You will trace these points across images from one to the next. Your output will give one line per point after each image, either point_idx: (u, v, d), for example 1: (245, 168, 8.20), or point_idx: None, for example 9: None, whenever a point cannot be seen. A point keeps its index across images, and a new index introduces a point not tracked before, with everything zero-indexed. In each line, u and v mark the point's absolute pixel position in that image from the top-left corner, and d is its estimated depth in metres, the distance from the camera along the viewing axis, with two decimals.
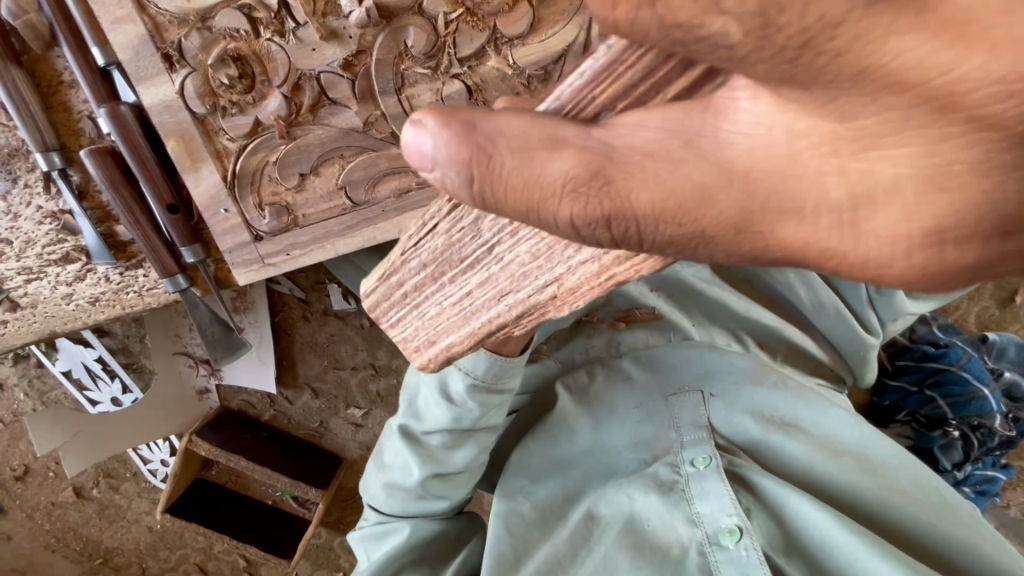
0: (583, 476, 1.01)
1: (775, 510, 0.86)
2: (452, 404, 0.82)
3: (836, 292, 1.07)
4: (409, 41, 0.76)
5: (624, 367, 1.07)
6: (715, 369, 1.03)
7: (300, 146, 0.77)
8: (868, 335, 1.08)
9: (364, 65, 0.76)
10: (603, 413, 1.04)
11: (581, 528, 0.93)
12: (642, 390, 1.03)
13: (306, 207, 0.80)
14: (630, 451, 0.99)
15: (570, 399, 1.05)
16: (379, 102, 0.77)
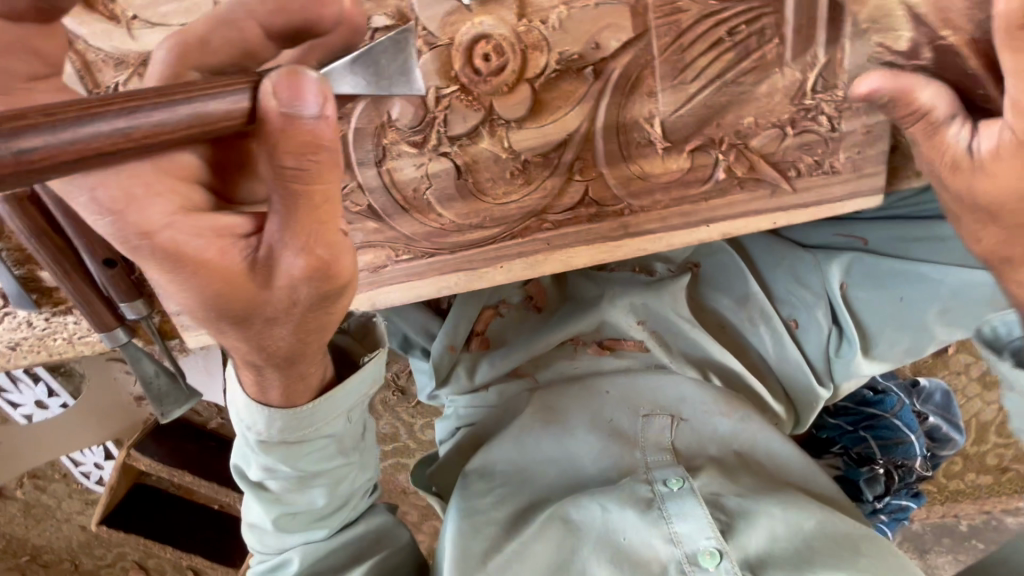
0: (294, 486, 0.73)
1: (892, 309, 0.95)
2: (263, 447, 0.67)
3: (799, 345, 1.03)
4: (396, 111, 0.61)
5: (604, 384, 1.01)
6: (690, 395, 0.99)
7: None
8: (819, 387, 1.04)
9: (341, 131, 0.62)
10: (565, 411, 1.00)
11: (258, 418, 0.64)
12: (614, 397, 1.00)
13: None
14: (332, 450, 0.72)
15: (541, 404, 1.01)
16: (353, 174, 0.64)
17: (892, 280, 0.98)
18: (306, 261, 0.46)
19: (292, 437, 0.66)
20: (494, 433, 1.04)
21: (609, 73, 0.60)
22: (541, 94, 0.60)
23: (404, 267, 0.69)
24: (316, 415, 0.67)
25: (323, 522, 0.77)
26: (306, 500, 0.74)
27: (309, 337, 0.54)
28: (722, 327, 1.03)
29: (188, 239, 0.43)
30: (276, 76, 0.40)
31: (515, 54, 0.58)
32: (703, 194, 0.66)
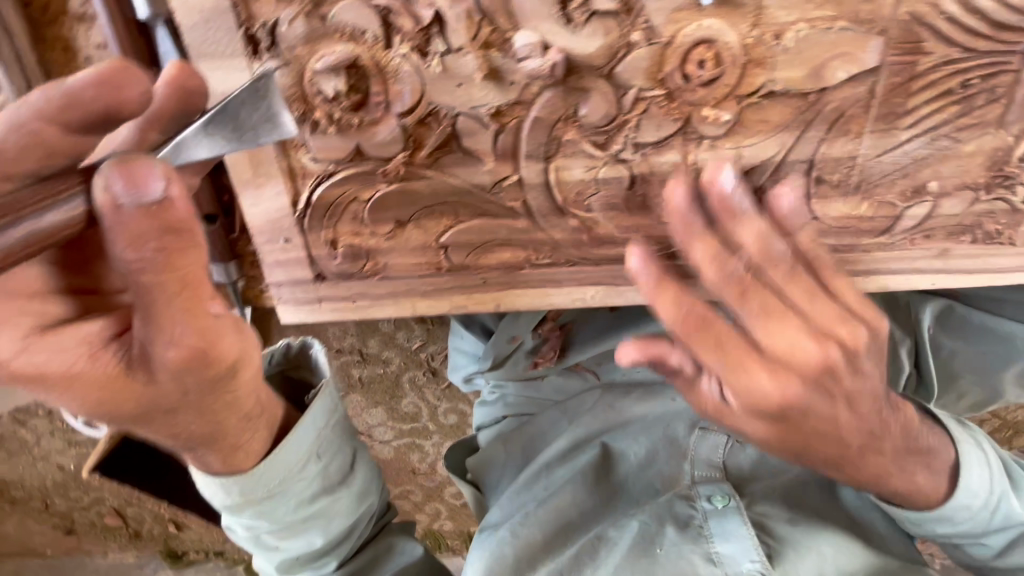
0: (281, 532, 0.66)
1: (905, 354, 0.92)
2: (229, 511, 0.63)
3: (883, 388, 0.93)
4: (585, 107, 0.54)
5: (668, 391, 0.92)
6: None
7: (406, 191, 0.58)
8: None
9: (517, 117, 0.54)
10: (611, 413, 0.93)
11: (216, 487, 0.59)
12: (667, 408, 0.91)
13: (390, 258, 0.63)
14: (300, 497, 0.65)
15: (597, 417, 0.93)
16: (518, 166, 0.57)
17: (983, 339, 0.92)
18: (180, 351, 0.41)
19: (254, 500, 0.61)
20: (547, 431, 0.97)
21: (824, 103, 0.54)
22: (745, 115, 0.55)
23: (543, 270, 0.64)
24: (273, 471, 0.62)
25: (326, 556, 0.71)
26: (297, 547, 0.68)
27: (210, 425, 0.49)
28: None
29: (52, 358, 0.39)
30: (105, 168, 0.37)
31: (734, 68, 0.52)
32: (872, 245, 0.63)
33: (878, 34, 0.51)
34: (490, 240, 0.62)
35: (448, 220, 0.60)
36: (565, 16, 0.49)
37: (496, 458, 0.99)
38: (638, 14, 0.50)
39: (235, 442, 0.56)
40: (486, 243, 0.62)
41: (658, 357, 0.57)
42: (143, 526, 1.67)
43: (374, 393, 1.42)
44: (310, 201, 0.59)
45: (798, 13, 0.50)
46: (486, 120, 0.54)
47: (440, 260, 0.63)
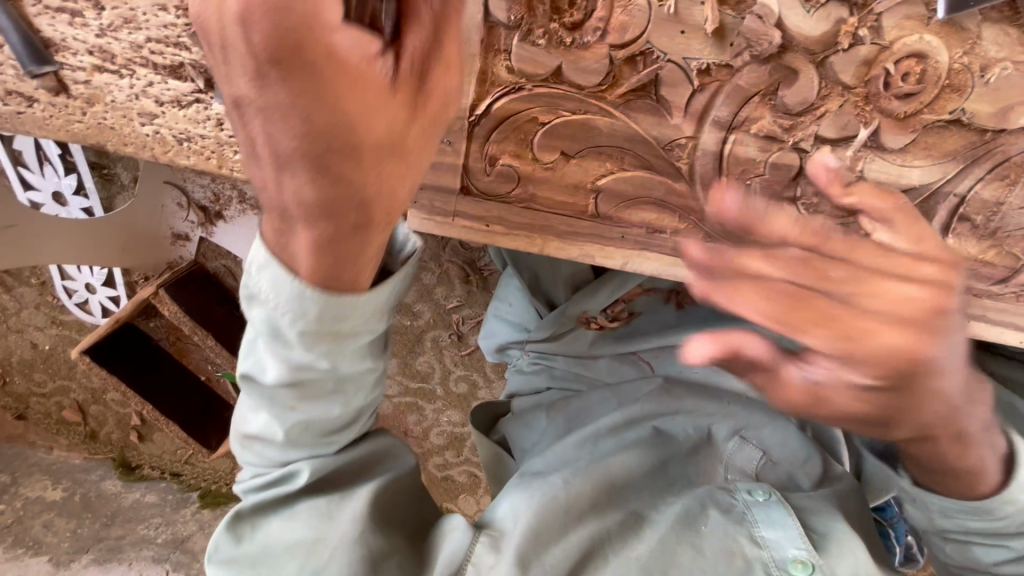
0: (312, 392, 0.56)
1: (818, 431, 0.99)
2: (274, 332, 0.52)
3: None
4: (786, 88, 0.55)
5: (724, 397, 0.95)
6: (794, 443, 0.90)
7: (586, 123, 0.58)
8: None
9: (719, 81, 0.55)
10: (667, 398, 0.95)
11: (305, 302, 0.50)
12: (714, 411, 0.93)
13: (541, 189, 0.62)
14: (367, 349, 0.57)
15: (652, 405, 0.94)
16: (701, 129, 0.58)
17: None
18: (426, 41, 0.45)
19: (324, 336, 0.52)
20: (592, 409, 0.98)
21: (996, 146, 0.58)
22: (923, 136, 0.57)
23: (683, 242, 0.64)
24: (353, 312, 0.52)
25: (335, 436, 0.61)
26: (313, 413, 0.57)
27: (372, 178, 0.46)
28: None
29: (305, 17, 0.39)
30: None
31: (935, 88, 0.55)
32: (984, 292, 0.66)
33: None
34: (644, 198, 0.62)
35: (612, 165, 0.60)
36: None
37: (535, 421, 1.01)
38: (870, 12, 0.52)
39: (356, 247, 0.49)
40: (639, 197, 0.62)
41: (736, 354, 0.40)
42: (103, 428, 1.56)
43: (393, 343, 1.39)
44: (486, 110, 0.58)
45: (1008, 53, 0.53)
46: (692, 76, 0.55)
47: (589, 204, 0.63)
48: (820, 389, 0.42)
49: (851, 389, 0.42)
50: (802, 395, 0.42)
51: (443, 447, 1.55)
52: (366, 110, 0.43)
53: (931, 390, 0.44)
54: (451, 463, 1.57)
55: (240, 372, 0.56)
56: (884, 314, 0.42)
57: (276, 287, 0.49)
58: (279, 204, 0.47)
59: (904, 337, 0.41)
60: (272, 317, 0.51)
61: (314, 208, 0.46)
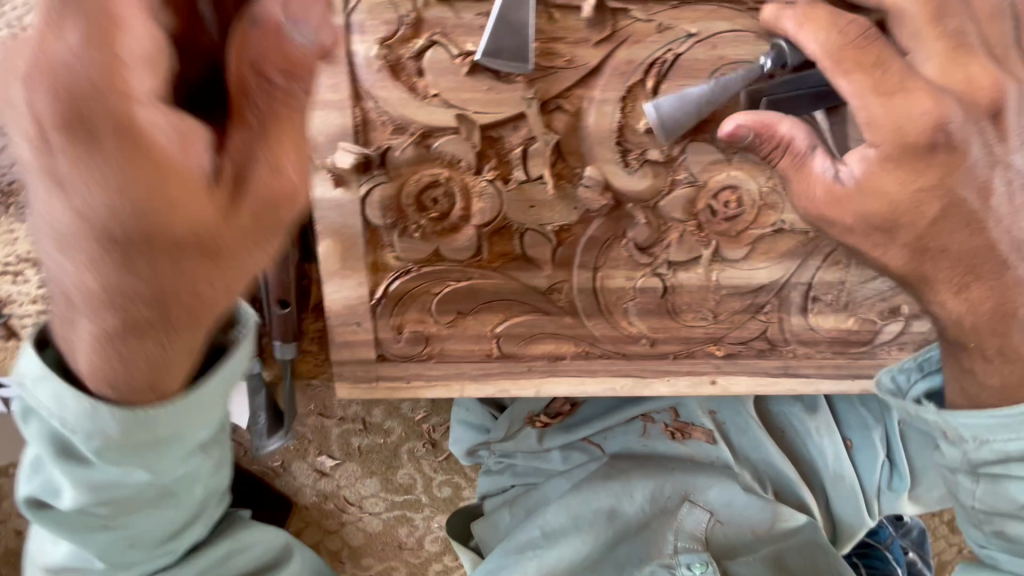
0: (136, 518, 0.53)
1: (773, 437, 1.11)
2: (71, 458, 0.48)
3: (854, 466, 1.09)
4: (633, 229, 0.65)
5: (670, 465, 1.05)
6: (738, 502, 1.02)
7: (471, 287, 0.67)
8: (866, 515, 1.09)
9: (575, 235, 0.65)
10: (618, 474, 1.03)
11: (98, 419, 0.45)
12: (662, 486, 1.02)
13: (448, 343, 0.70)
14: (180, 476, 0.52)
15: (608, 493, 1.02)
16: (572, 274, 0.67)
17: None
18: (277, 181, 0.42)
19: (132, 449, 0.47)
20: (548, 496, 1.07)
21: (821, 241, 0.67)
22: (759, 245, 0.67)
23: (582, 364, 0.72)
24: (182, 418, 0.47)
25: (173, 544, 0.59)
26: (125, 537, 0.54)
27: (183, 290, 0.42)
28: (783, 433, 1.11)
29: (160, 124, 0.37)
30: None
31: (753, 210, 0.65)
32: (859, 354, 0.74)
33: None
34: (539, 334, 0.70)
35: (504, 313, 0.69)
36: (624, 161, 0.61)
37: (501, 519, 1.10)
38: (679, 164, 0.62)
39: (152, 352, 0.43)
40: (534, 335, 0.70)
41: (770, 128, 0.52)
42: None
43: (371, 462, 1.42)
44: (385, 290, 0.67)
45: None
46: (551, 235, 0.64)
47: (492, 347, 0.70)
48: (837, 180, 0.53)
49: (880, 175, 0.52)
50: (828, 186, 0.53)
51: (440, 553, 1.54)
52: (177, 213, 0.38)
53: (961, 190, 0.54)
54: (451, 568, 1.56)
55: (28, 495, 0.52)
56: (922, 88, 0.50)
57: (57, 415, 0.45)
58: (70, 292, 0.41)
59: (936, 105, 0.50)
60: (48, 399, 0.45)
61: (116, 314, 0.41)
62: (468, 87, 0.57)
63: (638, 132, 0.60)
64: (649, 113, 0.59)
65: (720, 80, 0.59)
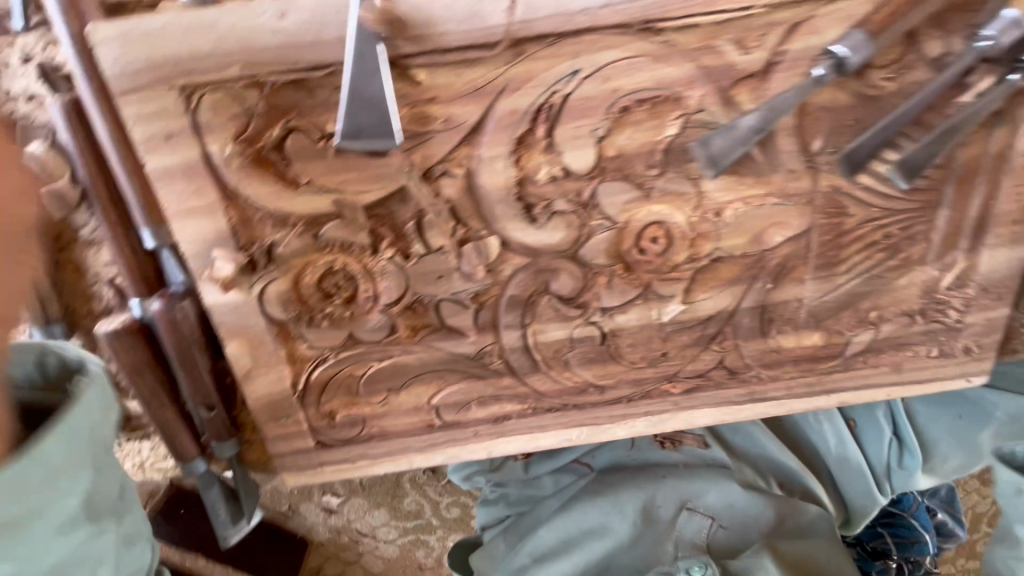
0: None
1: (770, 428, 1.06)
2: None
3: (860, 446, 1.03)
4: (556, 282, 0.60)
5: (661, 472, 0.99)
6: (739, 503, 0.95)
7: (396, 364, 0.63)
8: (879, 493, 1.01)
9: (494, 297, 0.60)
10: (608, 489, 0.99)
11: None
12: (654, 495, 0.97)
13: (385, 420, 0.67)
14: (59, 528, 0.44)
15: (598, 509, 0.98)
16: (498, 336, 0.62)
17: (951, 398, 0.99)
18: None
19: None
20: (541, 518, 1.03)
21: (768, 261, 0.61)
22: (698, 277, 0.61)
23: (530, 420, 0.68)
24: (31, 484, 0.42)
25: None
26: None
27: None
28: (781, 423, 1.07)
29: None
30: None
31: (686, 240, 0.59)
32: (831, 369, 0.68)
33: (806, 204, 0.58)
34: (478, 399, 0.66)
35: (437, 384, 0.65)
36: (529, 216, 0.56)
37: (496, 549, 1.04)
38: (592, 209, 0.56)
39: None
40: (474, 400, 0.66)
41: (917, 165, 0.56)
42: None
43: (376, 494, 1.43)
44: (309, 380, 0.63)
45: (734, 196, 0.57)
46: (467, 302, 0.59)
47: (433, 417, 0.67)
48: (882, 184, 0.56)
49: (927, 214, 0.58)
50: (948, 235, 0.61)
51: None
52: None
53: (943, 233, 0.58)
54: None
55: None
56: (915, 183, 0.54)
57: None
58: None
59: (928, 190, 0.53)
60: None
61: None
62: (339, 168, 0.52)
63: (539, 183, 0.54)
64: (546, 160, 0.53)
65: (618, 114, 0.52)
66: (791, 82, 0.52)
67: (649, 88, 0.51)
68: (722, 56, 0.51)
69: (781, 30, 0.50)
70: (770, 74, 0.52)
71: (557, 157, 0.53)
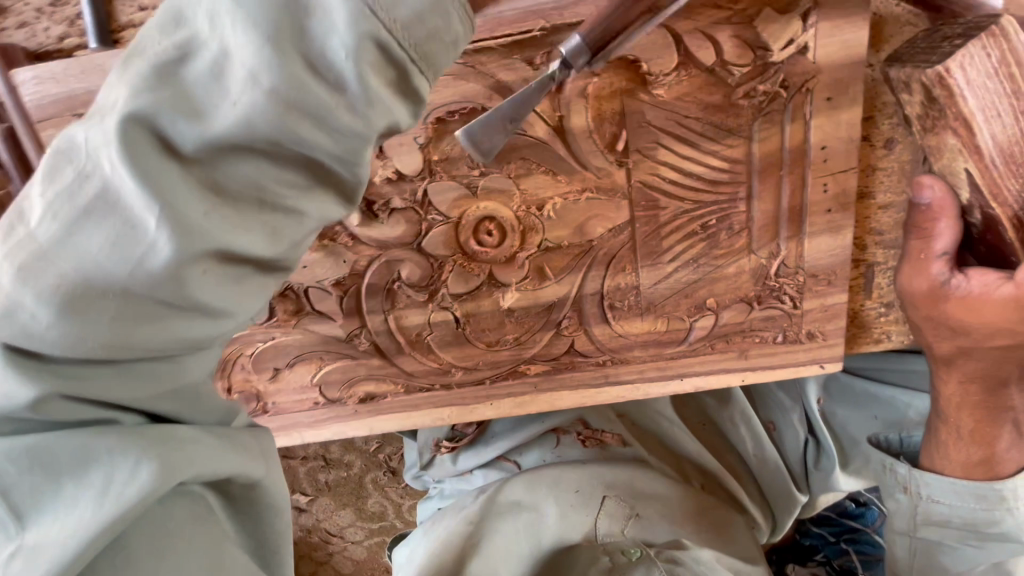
0: (139, 379, 0.41)
1: (691, 430, 1.09)
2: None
3: (778, 447, 1.08)
4: (405, 271, 0.68)
5: (581, 465, 1.02)
6: (659, 493, 1.00)
7: (278, 345, 0.73)
8: (797, 491, 1.08)
9: (355, 284, 0.69)
10: (533, 474, 1.02)
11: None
12: (579, 478, 0.99)
13: (277, 396, 0.76)
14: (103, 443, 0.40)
15: (526, 488, 1.00)
16: (363, 319, 0.71)
17: (866, 400, 1.02)
18: None
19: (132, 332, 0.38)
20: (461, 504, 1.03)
21: (597, 250, 0.68)
22: (535, 265, 0.68)
23: (403, 399, 0.76)
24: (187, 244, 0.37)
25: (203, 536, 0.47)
26: (76, 456, 0.40)
27: None
28: (702, 426, 1.10)
29: None
30: None
31: (516, 232, 0.66)
32: (678, 354, 0.73)
33: (622, 198, 0.65)
34: (357, 378, 0.75)
35: (317, 363, 0.74)
36: (372, 212, 0.65)
37: (415, 535, 1.05)
38: (428, 205, 0.65)
39: None
40: (351, 378, 0.75)
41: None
42: None
43: (341, 495, 1.51)
44: None
45: (552, 192, 0.65)
46: (330, 289, 0.69)
47: (317, 395, 0.76)
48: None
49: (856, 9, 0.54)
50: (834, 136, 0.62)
51: None
52: None
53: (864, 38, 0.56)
54: None
55: None
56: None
57: (223, 58, 0.36)
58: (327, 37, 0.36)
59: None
60: (189, 51, 0.36)
61: None
62: None
63: (376, 184, 0.64)
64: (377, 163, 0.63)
65: (435, 123, 0.61)
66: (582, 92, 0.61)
67: (456, 102, 0.61)
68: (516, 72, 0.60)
69: None
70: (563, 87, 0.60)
71: (388, 162, 0.63)
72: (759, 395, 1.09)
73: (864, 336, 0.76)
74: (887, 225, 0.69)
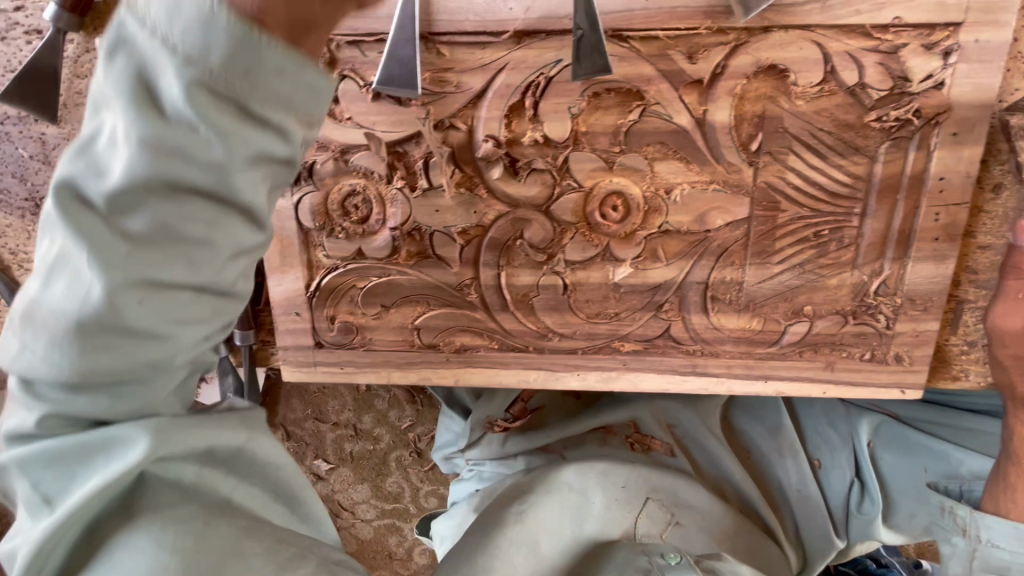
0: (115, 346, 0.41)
1: (737, 454, 1.10)
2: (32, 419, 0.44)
3: (821, 487, 1.08)
4: (529, 231, 0.73)
5: (631, 463, 1.03)
6: (701, 505, 1.01)
7: (391, 283, 0.76)
8: (836, 537, 1.07)
9: (478, 236, 0.73)
10: (581, 463, 1.02)
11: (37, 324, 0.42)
12: (628, 475, 1.01)
13: (375, 333, 0.79)
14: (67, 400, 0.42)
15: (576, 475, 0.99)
16: (477, 271, 0.75)
17: (918, 449, 1.03)
18: None
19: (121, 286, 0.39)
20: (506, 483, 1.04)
21: (711, 242, 0.72)
22: (650, 246, 0.72)
23: (494, 357, 0.79)
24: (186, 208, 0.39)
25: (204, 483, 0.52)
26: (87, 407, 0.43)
27: None
28: (747, 452, 1.11)
29: None
30: None
31: (641, 210, 0.71)
32: (766, 355, 0.76)
33: (746, 196, 0.70)
34: (454, 329, 0.78)
35: (422, 307, 0.77)
36: (514, 170, 0.70)
37: (456, 509, 1.08)
38: (565, 172, 0.70)
39: None
40: (450, 327, 0.78)
41: None
42: None
43: (362, 469, 1.51)
44: (319, 285, 0.78)
45: (682, 179, 0.70)
46: (455, 237, 0.73)
47: (413, 339, 0.79)
48: None
49: None
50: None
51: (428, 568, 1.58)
52: None
53: None
54: None
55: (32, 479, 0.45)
56: None
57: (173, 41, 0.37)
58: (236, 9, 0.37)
59: None
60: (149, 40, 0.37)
61: None
62: (374, 110, 0.68)
63: (524, 145, 0.69)
64: (530, 125, 0.68)
65: (591, 98, 0.67)
66: (729, 90, 0.66)
67: (615, 81, 0.66)
68: (674, 62, 0.65)
69: (725, 49, 0.65)
70: (713, 83, 0.66)
71: (540, 126, 0.68)
72: (809, 431, 1.10)
73: (944, 371, 0.79)
74: (983, 266, 0.73)
